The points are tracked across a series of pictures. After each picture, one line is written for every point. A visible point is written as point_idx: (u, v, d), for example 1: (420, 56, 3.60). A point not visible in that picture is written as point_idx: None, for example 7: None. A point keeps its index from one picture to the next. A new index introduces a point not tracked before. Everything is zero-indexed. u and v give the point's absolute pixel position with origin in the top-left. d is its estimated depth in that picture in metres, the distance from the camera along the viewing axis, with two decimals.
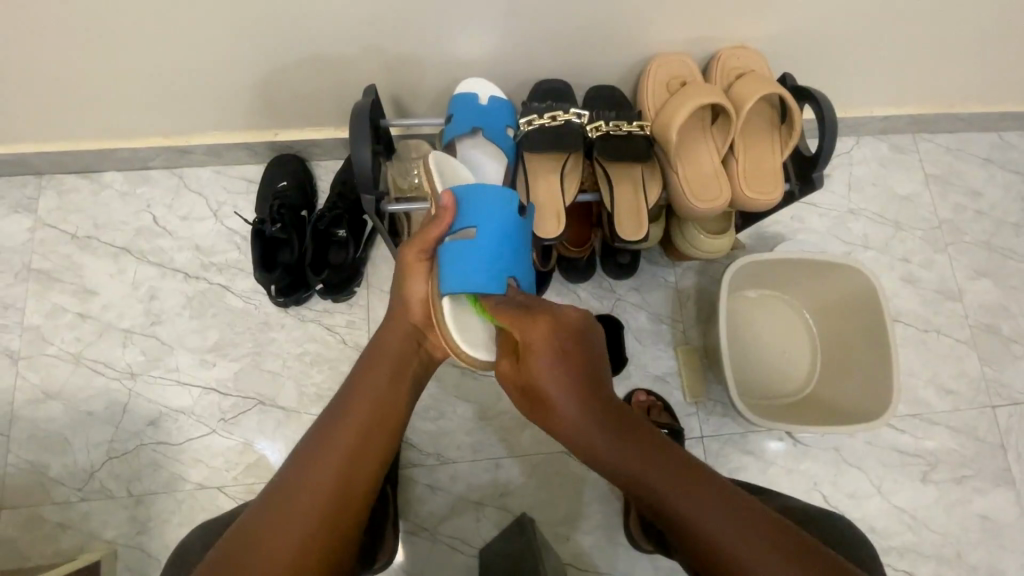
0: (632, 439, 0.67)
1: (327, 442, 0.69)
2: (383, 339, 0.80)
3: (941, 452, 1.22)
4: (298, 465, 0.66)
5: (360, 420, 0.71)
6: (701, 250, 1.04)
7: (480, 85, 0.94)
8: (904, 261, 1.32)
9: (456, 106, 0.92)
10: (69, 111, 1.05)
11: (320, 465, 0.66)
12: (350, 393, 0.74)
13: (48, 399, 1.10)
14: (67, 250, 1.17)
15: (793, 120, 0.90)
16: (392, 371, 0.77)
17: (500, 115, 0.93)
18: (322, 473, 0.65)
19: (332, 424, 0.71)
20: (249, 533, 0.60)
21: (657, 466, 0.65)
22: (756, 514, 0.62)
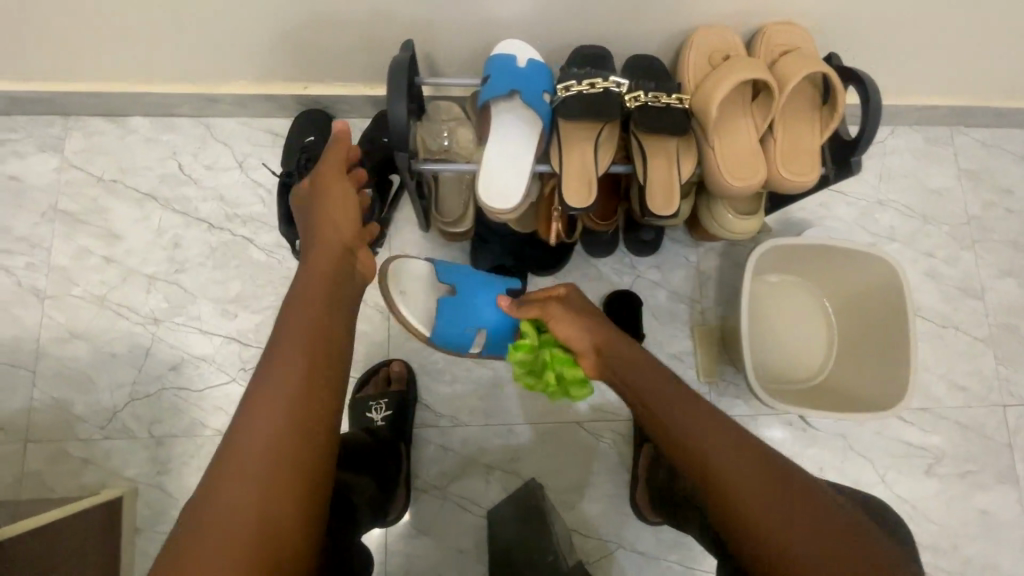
0: (665, 390, 0.72)
1: (270, 385, 0.65)
2: (312, 267, 0.78)
3: (947, 447, 1.23)
4: (245, 406, 0.65)
5: (301, 352, 0.68)
6: (728, 231, 1.03)
7: (517, 48, 0.93)
8: (929, 256, 1.31)
9: (491, 68, 0.90)
10: (99, 52, 1.04)
11: (264, 403, 0.64)
12: (280, 335, 0.70)
13: (74, 339, 1.12)
14: (94, 193, 1.17)
15: (836, 101, 0.88)
16: (330, 294, 0.75)
17: (537, 78, 0.91)
18: (269, 418, 0.63)
19: (269, 368, 0.67)
20: (213, 503, 0.58)
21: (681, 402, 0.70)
22: (764, 460, 0.64)
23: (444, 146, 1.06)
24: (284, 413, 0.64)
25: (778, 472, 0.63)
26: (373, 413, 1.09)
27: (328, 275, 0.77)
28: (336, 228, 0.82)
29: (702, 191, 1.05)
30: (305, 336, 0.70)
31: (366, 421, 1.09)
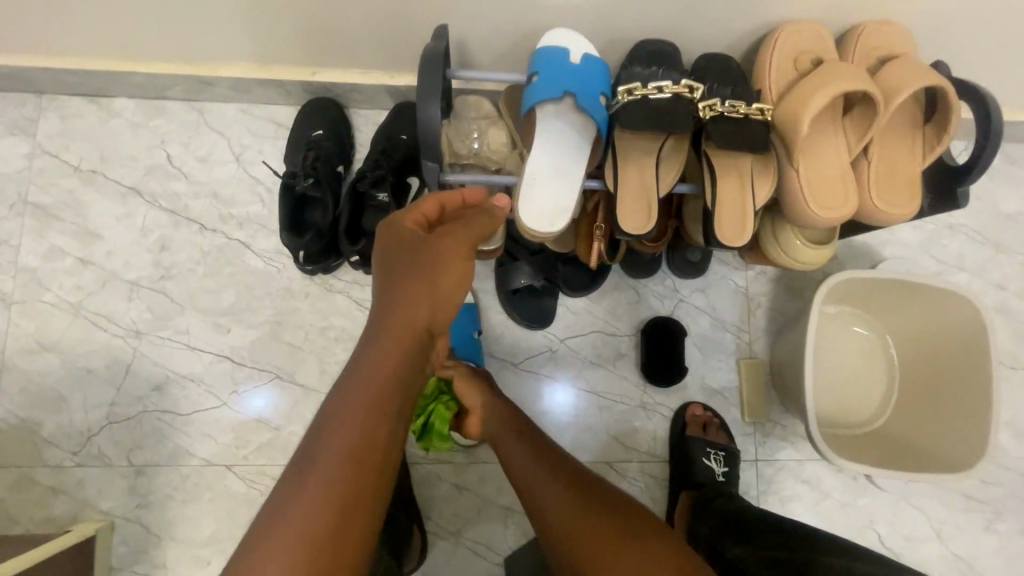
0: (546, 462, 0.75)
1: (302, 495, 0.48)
2: (387, 332, 0.55)
3: (1010, 501, 1.12)
4: (280, 497, 0.49)
5: (347, 459, 0.50)
6: (797, 262, 0.90)
7: (570, 40, 0.79)
8: (1000, 288, 1.18)
9: (540, 63, 0.76)
10: (75, 22, 0.88)
11: (304, 506, 0.48)
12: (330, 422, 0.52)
13: (44, 351, 0.99)
14: (70, 184, 1.03)
15: (948, 121, 0.74)
16: (406, 387, 0.55)
17: (594, 77, 0.77)
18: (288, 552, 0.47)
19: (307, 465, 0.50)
20: None
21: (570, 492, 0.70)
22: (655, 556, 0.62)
23: (473, 150, 0.92)
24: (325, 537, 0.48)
25: (621, 529, 0.65)
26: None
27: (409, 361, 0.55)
28: (429, 304, 0.57)
29: (768, 215, 0.91)
30: (369, 439, 0.51)
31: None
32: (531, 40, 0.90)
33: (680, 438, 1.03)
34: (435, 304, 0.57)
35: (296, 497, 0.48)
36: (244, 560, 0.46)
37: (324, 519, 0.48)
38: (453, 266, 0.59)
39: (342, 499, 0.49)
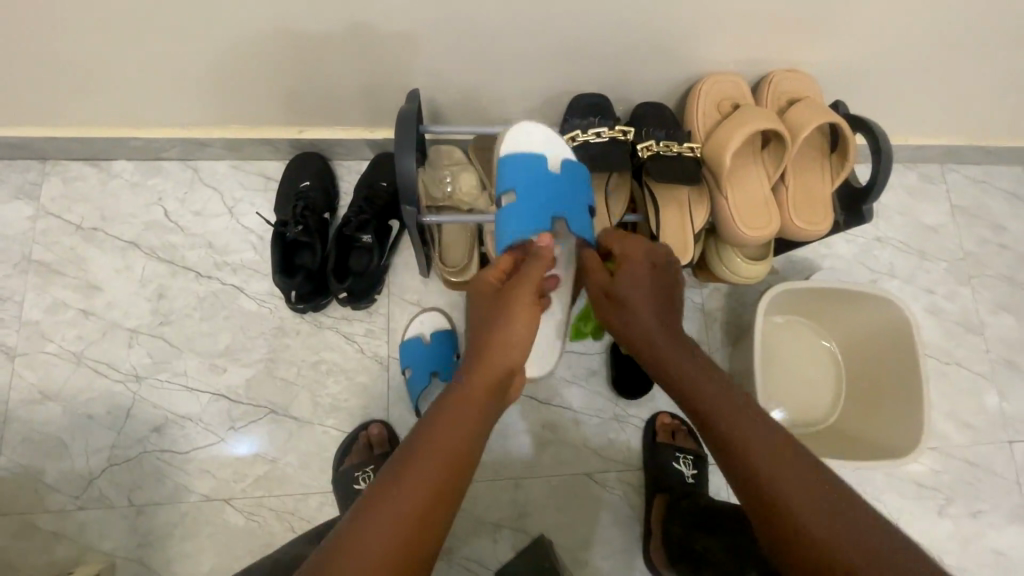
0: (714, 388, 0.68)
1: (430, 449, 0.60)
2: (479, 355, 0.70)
3: (959, 486, 1.21)
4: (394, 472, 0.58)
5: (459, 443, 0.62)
6: (737, 276, 1.01)
7: (543, 143, 0.85)
8: (929, 291, 1.31)
9: (514, 163, 0.83)
10: (83, 96, 0.99)
11: (423, 470, 0.58)
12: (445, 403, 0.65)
13: (47, 400, 1.04)
14: (72, 242, 1.10)
15: (848, 151, 0.88)
16: (487, 414, 0.66)
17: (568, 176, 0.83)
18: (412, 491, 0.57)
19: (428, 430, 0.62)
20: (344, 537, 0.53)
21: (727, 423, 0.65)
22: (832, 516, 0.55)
23: (448, 193, 1.02)
24: (415, 526, 0.55)
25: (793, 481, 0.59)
26: (362, 483, 1.00)
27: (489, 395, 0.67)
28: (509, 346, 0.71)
29: (712, 236, 1.04)
30: (454, 448, 0.61)
31: (355, 492, 1.00)
32: (493, 95, 1.03)
33: (652, 446, 1.11)
34: (510, 344, 0.71)
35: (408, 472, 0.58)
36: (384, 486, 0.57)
37: (419, 510, 0.56)
38: (526, 310, 0.73)
39: (435, 493, 0.57)
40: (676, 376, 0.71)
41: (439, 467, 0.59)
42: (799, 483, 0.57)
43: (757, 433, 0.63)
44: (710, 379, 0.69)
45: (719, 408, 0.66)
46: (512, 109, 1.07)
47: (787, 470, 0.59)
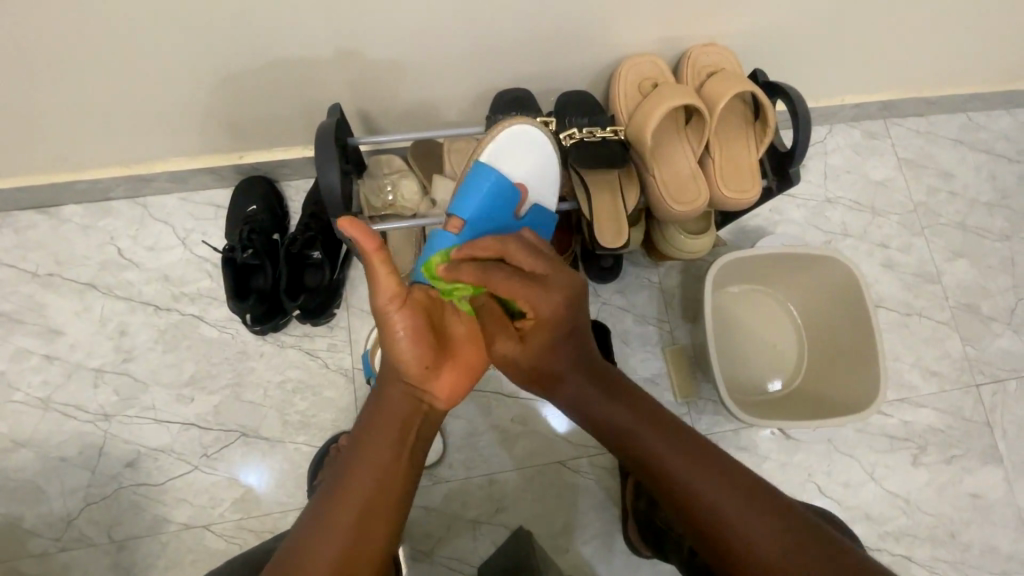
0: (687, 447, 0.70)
1: (342, 492, 0.68)
2: (391, 383, 0.74)
3: (930, 434, 1.23)
4: (309, 523, 0.66)
5: (370, 483, 0.69)
6: (683, 251, 1.05)
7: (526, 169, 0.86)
8: (883, 246, 1.33)
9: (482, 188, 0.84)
10: (23, 148, 1.01)
11: (340, 522, 0.65)
12: (360, 443, 0.72)
13: (20, 448, 1.05)
14: (29, 289, 1.12)
15: (767, 118, 0.92)
16: (397, 436, 0.72)
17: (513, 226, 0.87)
18: (325, 543, 0.64)
19: (342, 475, 0.69)
20: None
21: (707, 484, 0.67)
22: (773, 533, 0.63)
23: (388, 201, 1.04)
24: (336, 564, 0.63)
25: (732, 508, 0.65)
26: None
27: (405, 420, 0.73)
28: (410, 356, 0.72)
29: (652, 217, 1.08)
30: (371, 492, 0.68)
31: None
32: (423, 101, 1.04)
33: None
34: (396, 360, 0.72)
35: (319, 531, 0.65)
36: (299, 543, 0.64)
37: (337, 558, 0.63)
38: (396, 319, 0.71)
39: (348, 537, 0.65)
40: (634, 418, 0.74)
41: (350, 504, 0.67)
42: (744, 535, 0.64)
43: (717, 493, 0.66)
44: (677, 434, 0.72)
45: (693, 484, 0.68)
46: (446, 112, 1.08)
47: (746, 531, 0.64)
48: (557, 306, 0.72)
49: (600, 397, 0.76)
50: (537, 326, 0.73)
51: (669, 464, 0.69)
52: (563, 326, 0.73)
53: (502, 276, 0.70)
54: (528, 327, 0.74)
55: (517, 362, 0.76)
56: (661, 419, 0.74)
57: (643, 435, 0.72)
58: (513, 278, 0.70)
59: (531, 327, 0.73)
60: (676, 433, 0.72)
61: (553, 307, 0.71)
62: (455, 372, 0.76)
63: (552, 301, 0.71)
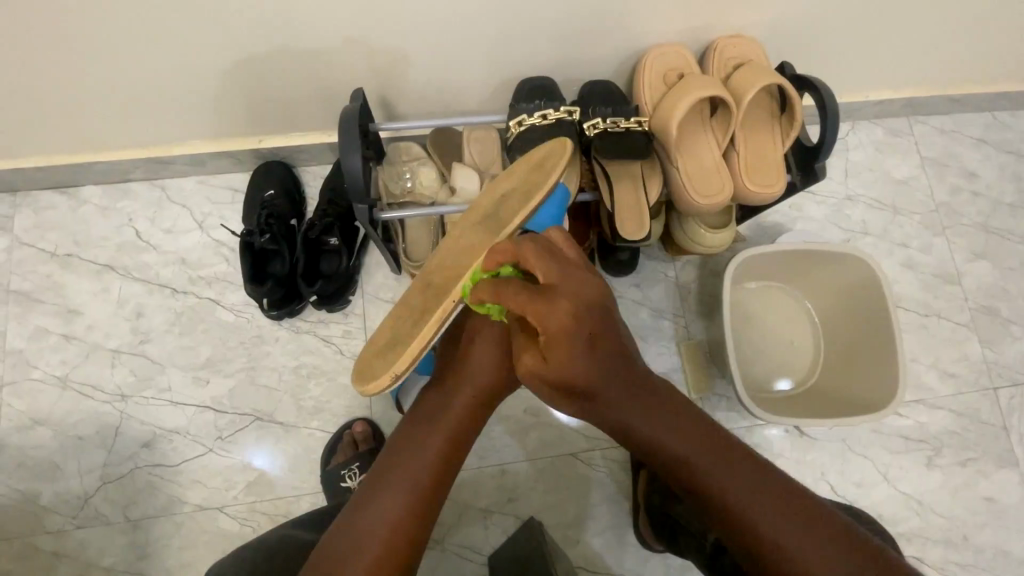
0: (739, 463, 0.64)
1: (406, 476, 0.68)
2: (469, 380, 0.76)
3: (945, 436, 1.22)
4: (367, 499, 0.67)
5: (435, 469, 0.70)
6: (702, 245, 1.04)
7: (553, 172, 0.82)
8: (903, 246, 1.31)
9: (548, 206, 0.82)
10: (44, 127, 1.01)
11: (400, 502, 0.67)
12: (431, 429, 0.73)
13: (37, 426, 1.06)
14: (48, 269, 1.13)
15: (795, 112, 0.92)
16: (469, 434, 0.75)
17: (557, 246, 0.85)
18: (385, 522, 0.65)
19: (406, 457, 0.70)
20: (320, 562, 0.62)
21: (759, 504, 0.62)
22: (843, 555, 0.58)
23: (407, 188, 1.04)
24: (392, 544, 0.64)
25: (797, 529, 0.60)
26: (349, 481, 1.02)
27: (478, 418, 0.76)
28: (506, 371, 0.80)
29: (672, 209, 1.07)
30: (433, 479, 0.69)
31: (344, 489, 1.02)
32: (444, 88, 1.03)
33: None
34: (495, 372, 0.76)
35: (380, 512, 0.65)
36: (358, 519, 0.65)
37: (393, 543, 0.64)
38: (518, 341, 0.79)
39: (407, 519, 0.66)
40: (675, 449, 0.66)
41: (411, 488, 0.68)
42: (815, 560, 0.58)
43: (772, 516, 0.61)
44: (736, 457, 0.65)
45: (743, 505, 0.62)
46: (466, 101, 1.08)
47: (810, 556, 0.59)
48: (565, 314, 0.60)
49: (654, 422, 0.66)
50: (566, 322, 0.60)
51: (718, 486, 0.63)
52: (580, 332, 0.61)
53: (516, 290, 0.62)
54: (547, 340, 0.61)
55: (541, 375, 0.64)
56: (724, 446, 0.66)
57: (700, 462, 0.65)
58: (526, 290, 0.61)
59: (545, 343, 0.61)
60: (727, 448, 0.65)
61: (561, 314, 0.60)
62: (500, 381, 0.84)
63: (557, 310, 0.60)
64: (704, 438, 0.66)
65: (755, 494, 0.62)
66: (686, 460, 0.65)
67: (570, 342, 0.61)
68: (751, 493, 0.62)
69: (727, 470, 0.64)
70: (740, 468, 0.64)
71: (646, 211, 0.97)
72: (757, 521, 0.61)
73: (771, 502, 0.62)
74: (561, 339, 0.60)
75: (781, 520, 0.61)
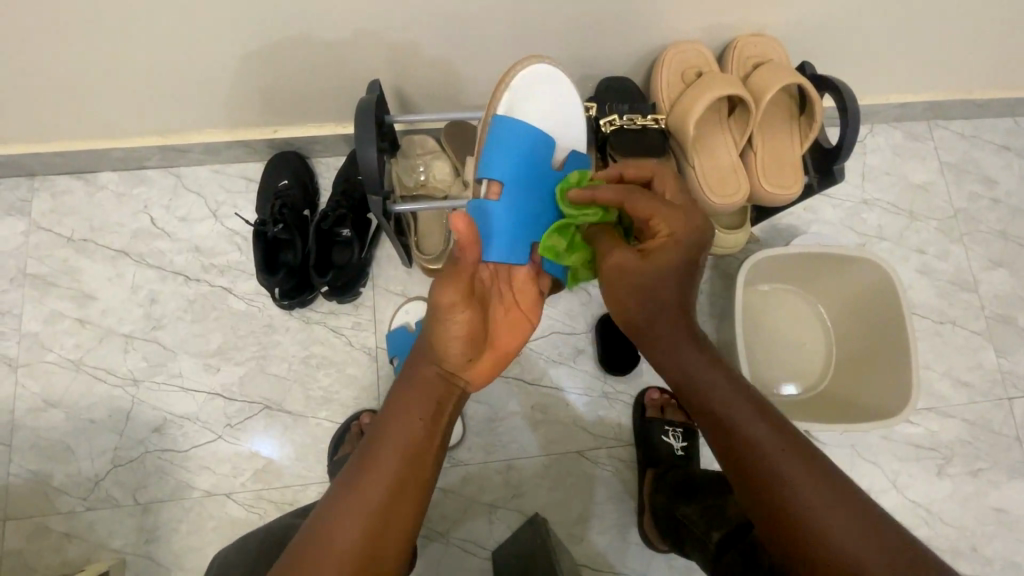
0: (781, 430, 0.66)
1: (374, 463, 0.66)
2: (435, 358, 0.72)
3: (956, 445, 1.20)
4: (340, 493, 0.65)
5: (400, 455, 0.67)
6: (716, 246, 1.03)
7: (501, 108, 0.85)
8: (919, 252, 1.29)
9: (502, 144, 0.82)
10: (61, 113, 1.01)
11: (368, 494, 0.64)
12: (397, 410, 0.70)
13: (49, 408, 1.08)
14: (64, 254, 1.14)
15: (814, 112, 0.91)
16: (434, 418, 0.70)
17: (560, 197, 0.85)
18: (354, 514, 0.63)
19: (373, 446, 0.67)
20: (296, 558, 0.61)
21: (795, 467, 0.63)
22: (878, 530, 0.58)
23: (421, 181, 1.04)
24: (362, 536, 0.62)
25: (832, 500, 0.60)
26: None
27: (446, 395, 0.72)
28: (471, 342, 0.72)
29: None
30: (401, 467, 0.66)
31: None
32: (460, 82, 1.03)
33: (640, 421, 1.12)
34: (441, 353, 0.71)
35: (345, 504, 0.63)
36: (330, 514, 0.63)
37: (362, 529, 0.62)
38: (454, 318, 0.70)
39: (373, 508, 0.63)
40: (720, 406, 0.68)
41: (378, 477, 0.65)
42: (851, 533, 0.58)
43: (809, 482, 0.62)
44: (768, 415, 0.67)
45: (784, 468, 0.63)
46: (480, 95, 1.07)
47: (844, 527, 0.59)
48: (695, 227, 0.72)
49: (706, 372, 0.69)
50: (666, 243, 0.71)
51: (757, 443, 0.65)
52: (680, 266, 0.71)
53: (645, 197, 0.72)
54: (657, 242, 0.72)
55: (630, 277, 0.72)
56: (766, 411, 0.67)
57: (752, 431, 0.65)
58: (655, 199, 0.72)
59: (662, 241, 0.72)
60: (776, 420, 0.66)
61: (693, 227, 0.72)
62: (492, 361, 0.75)
63: (688, 218, 0.71)
64: (754, 406, 0.67)
65: (799, 459, 0.63)
66: (725, 408, 0.67)
67: (679, 257, 0.71)
68: (792, 459, 0.63)
69: (767, 432, 0.65)
70: (789, 441, 0.65)
71: (659, 210, 0.97)
72: (797, 488, 0.61)
73: (807, 474, 0.62)
74: (684, 252, 0.71)
75: (810, 484, 0.61)
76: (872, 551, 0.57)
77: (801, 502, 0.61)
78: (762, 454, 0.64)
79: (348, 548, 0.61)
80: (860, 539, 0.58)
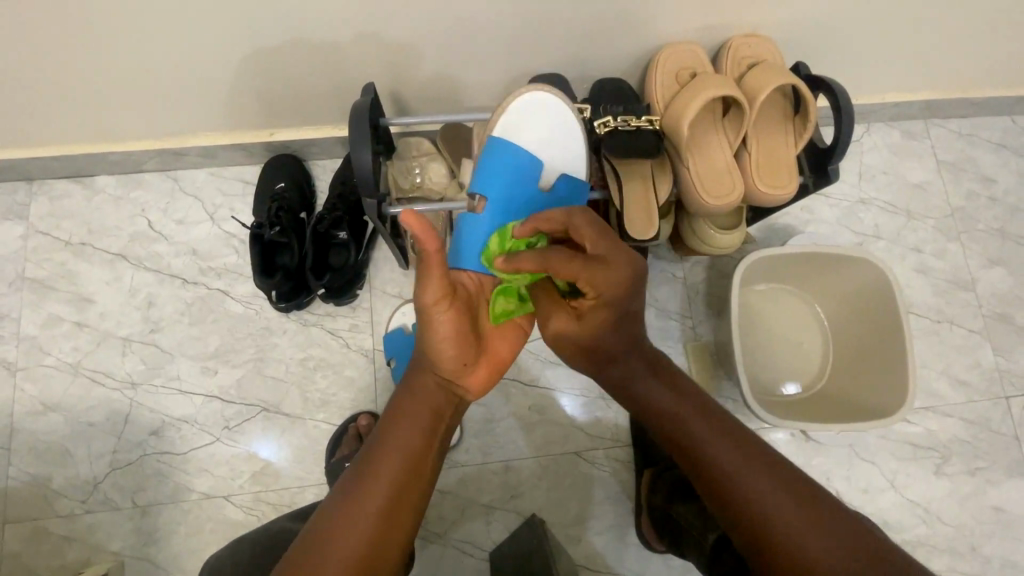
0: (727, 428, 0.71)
1: (376, 470, 0.66)
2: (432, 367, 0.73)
3: (954, 445, 1.20)
4: (342, 498, 0.65)
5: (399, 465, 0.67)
6: (713, 247, 1.03)
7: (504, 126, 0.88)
8: (917, 251, 1.29)
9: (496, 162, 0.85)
10: (58, 117, 1.02)
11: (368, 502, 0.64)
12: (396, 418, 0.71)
13: (48, 412, 1.08)
14: (62, 257, 1.14)
15: (808, 113, 0.91)
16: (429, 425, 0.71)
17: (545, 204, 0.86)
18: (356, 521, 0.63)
19: (374, 454, 0.68)
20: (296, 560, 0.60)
21: (740, 458, 0.68)
22: (823, 517, 0.62)
23: (415, 183, 1.05)
24: (364, 543, 0.62)
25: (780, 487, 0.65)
26: None
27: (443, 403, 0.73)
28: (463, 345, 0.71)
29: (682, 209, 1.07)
30: (401, 476, 0.67)
31: None
32: (455, 84, 1.03)
33: (638, 421, 1.12)
34: (436, 359, 0.71)
35: (347, 511, 0.63)
36: (332, 520, 0.63)
37: (365, 536, 0.62)
38: (441, 317, 0.69)
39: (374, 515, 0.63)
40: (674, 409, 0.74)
41: (380, 483, 0.65)
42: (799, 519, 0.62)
43: (754, 474, 0.66)
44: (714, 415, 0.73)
45: (729, 460, 0.68)
46: (476, 97, 1.07)
47: (791, 515, 0.62)
48: (623, 282, 0.68)
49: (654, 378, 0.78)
50: (596, 306, 0.70)
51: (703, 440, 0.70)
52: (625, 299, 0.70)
53: (566, 259, 0.65)
54: (589, 304, 0.71)
55: (571, 336, 0.75)
56: (711, 411, 0.74)
57: (700, 428, 0.72)
58: (575, 261, 0.65)
59: (590, 304, 0.71)
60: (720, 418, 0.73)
61: (619, 283, 0.68)
62: (488, 366, 0.75)
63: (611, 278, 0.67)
64: (702, 407, 0.74)
65: (747, 451, 0.68)
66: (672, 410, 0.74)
67: (610, 309, 0.71)
68: (738, 450, 0.68)
69: (713, 430, 0.71)
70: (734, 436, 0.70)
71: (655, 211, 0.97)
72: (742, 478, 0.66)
73: (751, 465, 0.67)
74: (612, 309, 0.71)
75: (756, 475, 0.66)
76: (819, 540, 0.60)
77: (750, 494, 0.65)
78: (707, 451, 0.70)
79: (349, 555, 0.61)
80: (807, 526, 0.61)
